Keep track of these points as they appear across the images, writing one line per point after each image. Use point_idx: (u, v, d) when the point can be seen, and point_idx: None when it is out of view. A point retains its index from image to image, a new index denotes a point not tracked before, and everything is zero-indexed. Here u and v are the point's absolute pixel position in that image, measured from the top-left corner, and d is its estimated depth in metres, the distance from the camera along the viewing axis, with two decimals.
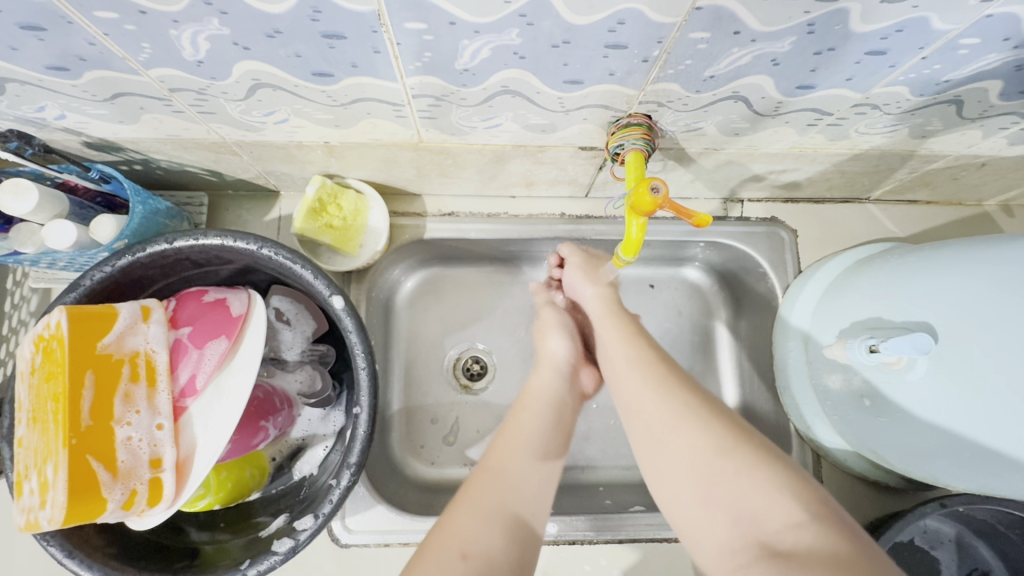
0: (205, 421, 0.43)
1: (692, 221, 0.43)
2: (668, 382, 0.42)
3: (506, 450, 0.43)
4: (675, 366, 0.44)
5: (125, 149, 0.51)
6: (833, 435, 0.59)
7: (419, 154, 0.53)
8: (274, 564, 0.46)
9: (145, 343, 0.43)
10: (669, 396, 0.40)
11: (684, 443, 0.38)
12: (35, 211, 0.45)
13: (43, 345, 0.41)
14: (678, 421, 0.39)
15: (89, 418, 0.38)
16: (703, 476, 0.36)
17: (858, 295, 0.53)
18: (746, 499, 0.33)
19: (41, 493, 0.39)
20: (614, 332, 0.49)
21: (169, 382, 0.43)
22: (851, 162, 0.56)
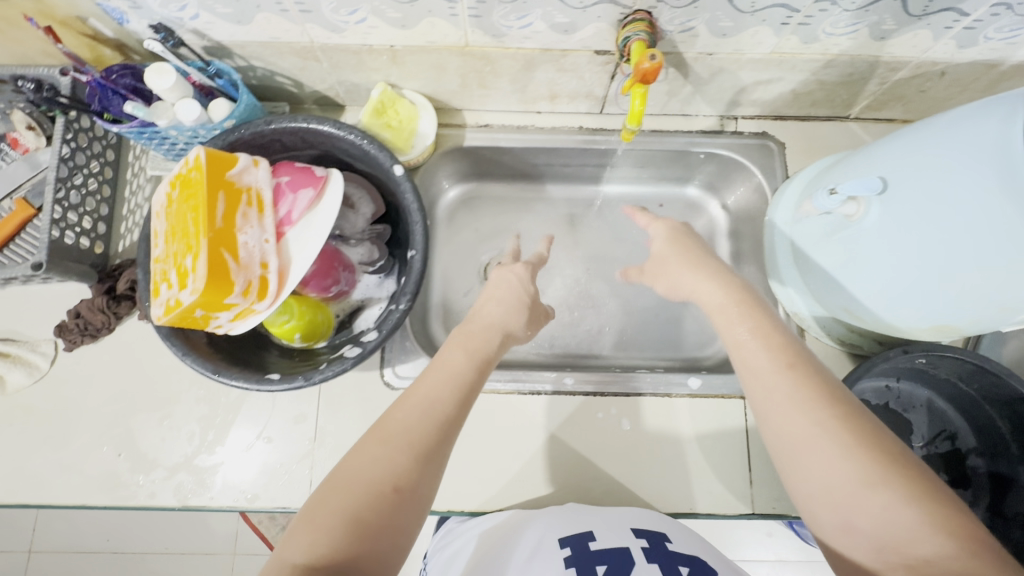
0: (300, 243, 0.55)
1: (654, 65, 0.53)
2: (818, 405, 0.44)
3: (444, 386, 0.51)
4: (832, 388, 0.45)
5: (234, 54, 0.65)
6: (813, 305, 0.68)
7: (465, 59, 0.65)
8: (347, 367, 0.57)
9: (257, 183, 0.55)
10: (820, 410, 0.43)
11: (828, 467, 0.41)
12: (171, 88, 0.59)
13: (183, 176, 0.54)
14: (819, 442, 0.42)
15: (222, 222, 0.51)
16: (845, 495, 0.40)
17: (829, 177, 0.63)
18: (855, 489, 0.40)
19: (181, 280, 0.51)
20: (742, 331, 0.51)
21: (273, 212, 0.55)
22: (826, 70, 0.67)
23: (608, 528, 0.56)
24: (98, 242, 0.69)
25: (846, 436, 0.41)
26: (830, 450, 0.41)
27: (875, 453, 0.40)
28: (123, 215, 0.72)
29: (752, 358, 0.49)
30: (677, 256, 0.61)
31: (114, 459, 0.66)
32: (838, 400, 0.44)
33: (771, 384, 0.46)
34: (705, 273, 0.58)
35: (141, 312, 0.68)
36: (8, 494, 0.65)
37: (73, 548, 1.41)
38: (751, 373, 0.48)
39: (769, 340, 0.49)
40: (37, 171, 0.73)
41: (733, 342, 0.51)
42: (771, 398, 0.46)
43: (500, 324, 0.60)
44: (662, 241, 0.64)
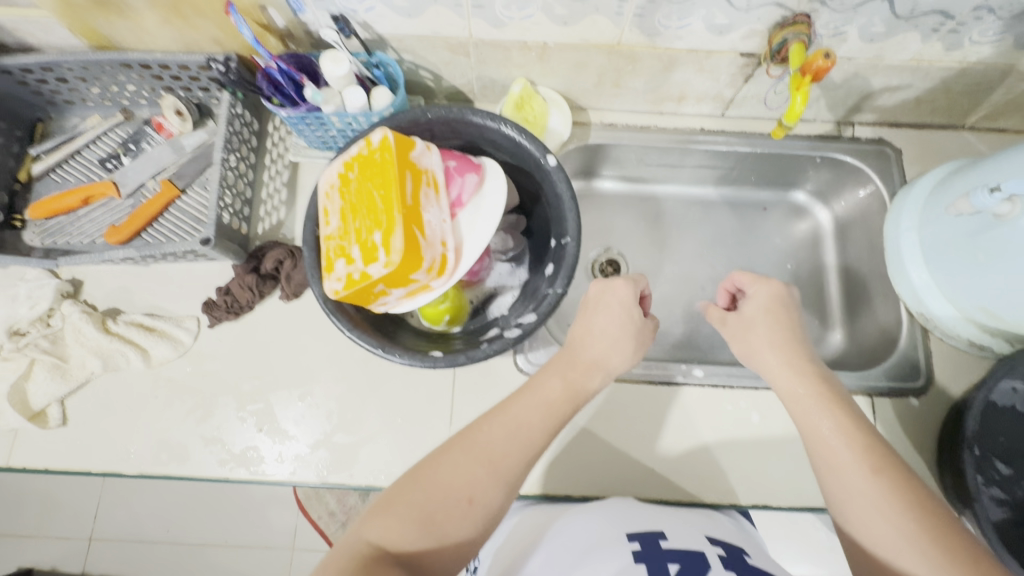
0: (470, 227, 0.60)
1: (823, 60, 0.56)
2: (912, 511, 0.43)
3: (535, 417, 0.52)
4: (926, 497, 0.44)
5: (389, 47, 0.68)
6: (945, 304, 0.69)
7: (610, 58, 0.68)
8: (507, 345, 0.58)
9: (431, 169, 0.57)
10: (911, 512, 0.43)
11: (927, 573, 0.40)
12: (344, 76, 0.62)
13: (364, 157, 0.56)
14: (913, 547, 0.42)
15: (410, 201, 0.54)
16: None
17: (966, 180, 0.64)
18: None
19: (366, 256, 0.53)
20: (824, 421, 0.50)
21: (445, 193, 0.58)
22: (958, 77, 0.69)
23: (686, 532, 0.55)
24: (244, 223, 0.71)
25: (946, 557, 0.40)
26: (925, 561, 0.41)
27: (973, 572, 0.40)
28: (262, 199, 0.74)
29: (836, 453, 0.48)
30: (767, 327, 0.58)
31: (255, 434, 0.67)
32: (929, 511, 0.43)
33: (852, 484, 0.46)
34: (782, 352, 0.56)
35: (284, 292, 0.70)
36: (154, 464, 0.66)
37: (133, 536, 1.33)
38: (828, 461, 0.48)
39: (853, 437, 0.48)
40: (181, 155, 0.76)
41: (806, 420, 0.52)
42: (856, 487, 0.46)
43: (598, 360, 0.57)
44: (757, 307, 0.60)
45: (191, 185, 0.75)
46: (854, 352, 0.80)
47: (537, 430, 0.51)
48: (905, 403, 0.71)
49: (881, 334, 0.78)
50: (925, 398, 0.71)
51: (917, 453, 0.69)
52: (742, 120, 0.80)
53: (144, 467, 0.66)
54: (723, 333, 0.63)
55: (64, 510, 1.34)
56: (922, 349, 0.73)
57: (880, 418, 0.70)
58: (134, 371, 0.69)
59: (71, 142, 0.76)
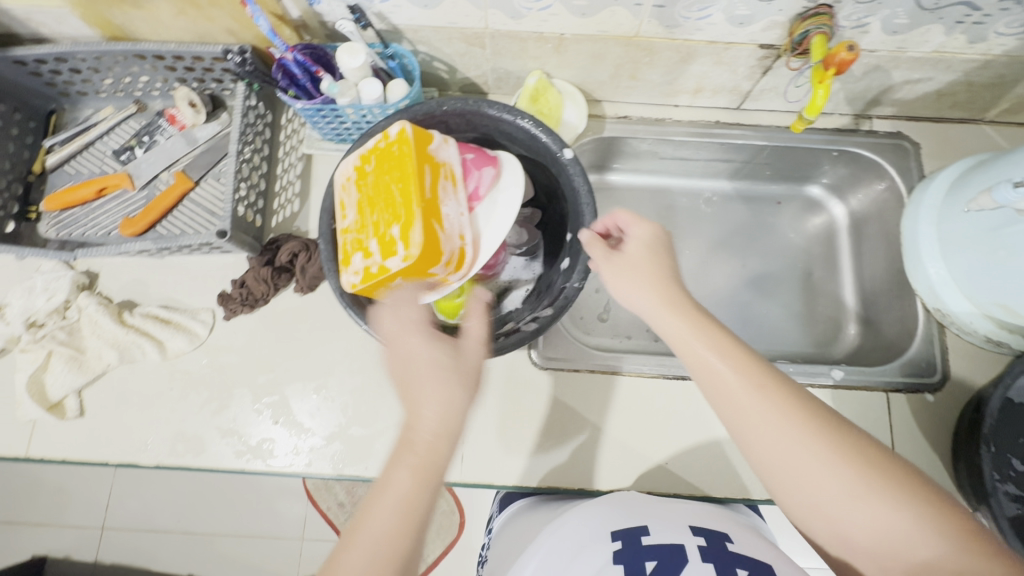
0: (488, 219, 0.60)
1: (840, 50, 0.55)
2: (806, 416, 0.42)
3: (390, 512, 0.40)
4: (807, 397, 0.44)
5: (404, 38, 0.67)
6: (962, 299, 0.68)
7: (627, 50, 0.67)
8: (525, 339, 0.59)
9: (448, 160, 0.57)
10: (809, 418, 0.42)
11: (828, 482, 0.40)
12: (359, 68, 0.61)
13: (381, 150, 0.55)
14: (814, 456, 0.41)
15: (429, 194, 0.54)
16: (843, 507, 0.39)
17: (989, 172, 0.63)
18: (852, 502, 0.39)
19: (384, 250, 0.53)
20: (703, 346, 0.46)
21: (463, 186, 0.58)
22: (980, 70, 0.68)
23: (667, 522, 0.55)
24: (258, 215, 0.71)
25: (840, 456, 0.40)
26: (820, 466, 0.40)
27: (862, 458, 0.40)
28: (276, 191, 0.74)
29: (727, 380, 0.44)
30: (650, 266, 0.53)
31: (271, 426, 0.67)
32: (815, 411, 0.43)
33: (749, 407, 0.43)
34: (662, 291, 0.51)
35: (298, 285, 0.70)
36: (170, 455, 0.67)
37: (145, 526, 1.34)
38: (723, 397, 0.44)
39: (736, 361, 0.45)
40: (194, 147, 0.76)
41: (695, 359, 0.47)
42: (756, 423, 0.43)
43: (439, 410, 0.44)
44: (640, 248, 0.55)
45: (204, 176, 0.75)
46: (868, 347, 0.80)
47: (395, 531, 0.39)
48: (921, 398, 0.70)
49: (896, 329, 0.77)
50: (941, 394, 0.71)
51: (931, 448, 0.69)
52: (759, 112, 0.79)
53: (161, 459, 0.66)
54: (602, 265, 0.56)
55: (77, 500, 1.35)
56: (938, 346, 0.72)
57: (896, 414, 0.70)
58: (149, 363, 0.69)
59: (85, 134, 0.76)
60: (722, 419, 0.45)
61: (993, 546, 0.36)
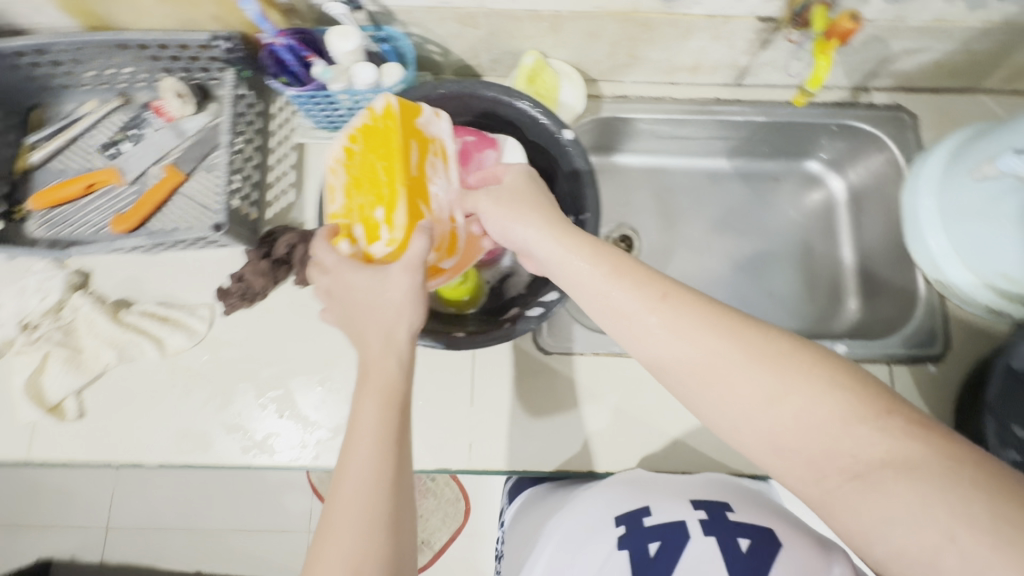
0: None
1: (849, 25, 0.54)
2: (714, 322, 0.40)
3: (364, 443, 0.42)
4: (713, 303, 0.42)
5: (397, 20, 0.65)
6: (962, 270, 0.68)
7: (624, 26, 0.66)
8: (532, 324, 0.59)
9: (438, 134, 0.56)
10: (718, 323, 0.40)
11: (745, 387, 0.38)
12: (354, 52, 0.60)
13: (367, 125, 0.54)
14: (725, 363, 0.39)
15: (415, 172, 0.53)
16: (767, 414, 0.37)
17: (992, 141, 0.63)
18: (767, 404, 0.37)
19: (369, 232, 0.52)
20: (600, 270, 0.46)
21: (455, 164, 0.58)
22: (979, 38, 0.67)
23: (666, 498, 0.56)
24: (253, 208, 0.69)
25: (751, 355, 0.38)
26: (732, 372, 0.38)
27: (773, 353, 0.38)
28: (270, 182, 0.73)
29: (629, 300, 0.44)
30: (529, 198, 0.53)
31: (277, 420, 0.67)
32: (721, 317, 0.41)
33: (657, 331, 0.42)
34: (549, 223, 0.51)
35: (298, 277, 0.69)
36: (176, 454, 0.66)
37: (150, 524, 1.34)
38: (628, 321, 0.43)
39: (632, 278, 0.45)
40: (184, 139, 0.74)
41: (591, 288, 0.46)
42: (664, 341, 0.41)
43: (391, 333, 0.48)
44: (511, 184, 0.55)
45: (196, 169, 0.73)
46: (869, 320, 0.80)
47: (369, 459, 0.42)
48: (923, 369, 0.71)
49: (898, 302, 0.78)
50: (942, 364, 0.71)
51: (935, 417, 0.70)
52: (757, 88, 0.78)
53: (166, 457, 0.66)
54: (450, 207, 0.56)
55: (80, 501, 1.35)
56: (939, 318, 0.73)
57: (901, 386, 0.70)
58: (149, 361, 0.68)
59: (70, 128, 0.74)
60: (627, 345, 0.44)
61: (907, 419, 0.34)
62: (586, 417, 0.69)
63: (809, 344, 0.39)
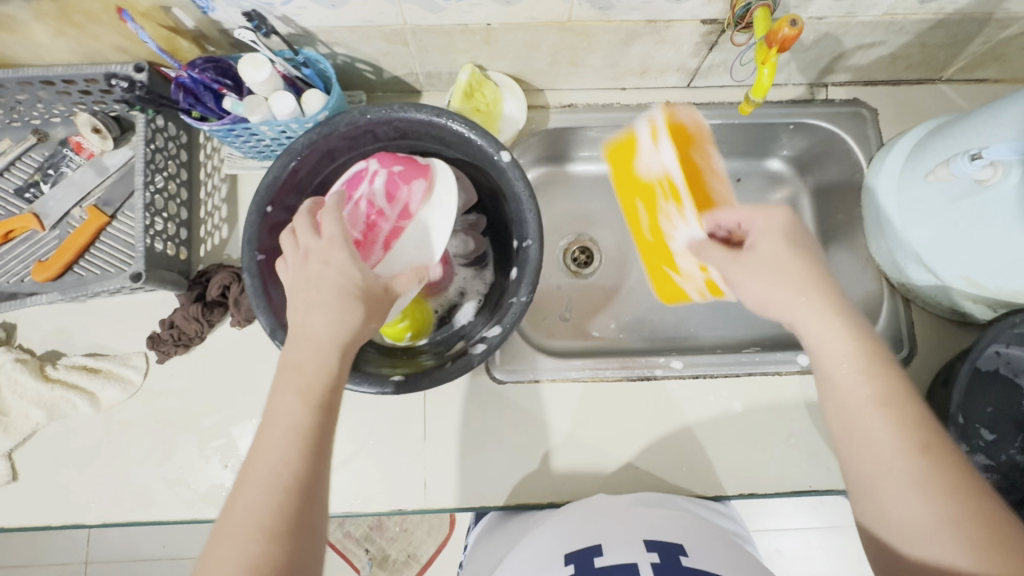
0: (428, 227, 0.58)
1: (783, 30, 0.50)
2: (910, 447, 0.41)
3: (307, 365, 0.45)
4: (932, 436, 0.42)
5: (318, 41, 0.61)
6: (924, 273, 0.66)
7: (562, 36, 0.62)
8: (473, 361, 0.55)
9: (659, 164, 0.66)
10: (915, 454, 0.41)
11: (895, 505, 0.40)
12: (266, 81, 0.56)
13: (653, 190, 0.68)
14: (894, 483, 0.41)
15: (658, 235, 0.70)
16: (904, 536, 0.40)
17: (948, 140, 0.61)
18: (918, 530, 0.39)
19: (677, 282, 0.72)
20: (855, 371, 0.45)
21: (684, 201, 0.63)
22: (934, 30, 0.64)
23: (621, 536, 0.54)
24: (182, 248, 0.66)
25: (925, 486, 0.40)
26: (896, 491, 0.41)
27: (945, 494, 0.39)
28: (201, 218, 0.69)
29: (839, 397, 0.45)
30: (795, 265, 0.50)
31: (220, 471, 0.64)
32: (935, 449, 0.41)
33: (853, 428, 0.44)
34: (835, 308, 0.47)
35: (234, 318, 0.66)
36: (117, 511, 0.63)
37: (127, 556, 1.31)
38: (837, 412, 0.45)
39: (878, 393, 0.44)
40: (105, 176, 0.69)
41: (829, 376, 0.46)
42: (850, 433, 0.44)
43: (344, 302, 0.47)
44: (773, 240, 0.51)
45: (122, 208, 0.69)
46: None
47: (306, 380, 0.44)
48: None
49: (863, 305, 0.75)
50: (907, 369, 0.70)
51: None
52: (710, 89, 0.75)
53: (106, 517, 0.63)
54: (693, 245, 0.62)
55: (55, 537, 1.31)
56: (903, 321, 0.71)
57: None
58: (82, 416, 0.64)
59: None
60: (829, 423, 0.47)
61: None
62: (544, 445, 0.67)
63: (990, 500, 0.39)
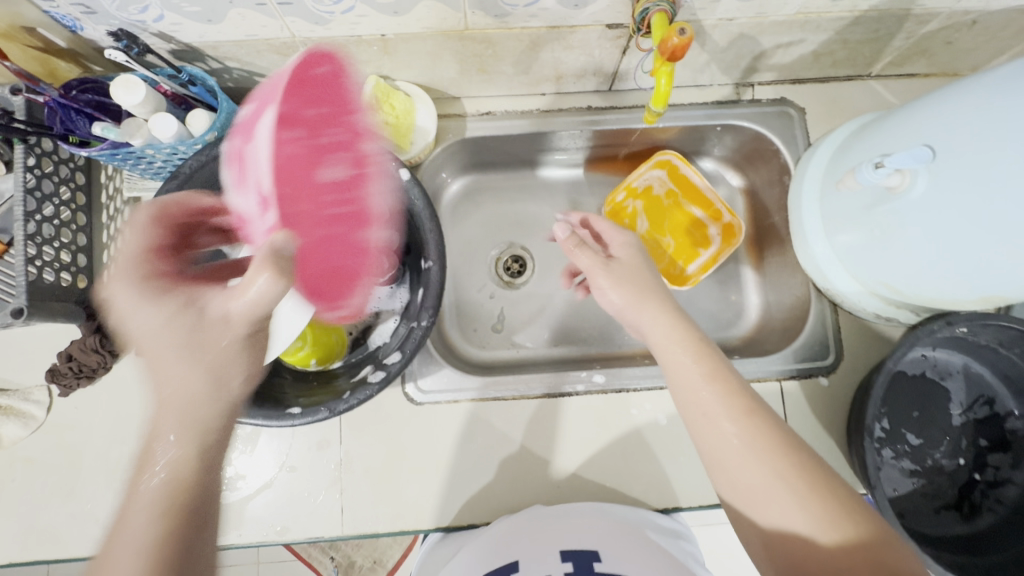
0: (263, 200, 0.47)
1: (674, 45, 0.49)
2: (758, 431, 0.47)
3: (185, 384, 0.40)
4: (764, 416, 0.49)
5: (205, 56, 0.58)
6: (848, 279, 0.65)
7: (464, 44, 0.60)
8: (370, 393, 0.54)
9: (645, 181, 0.79)
10: (759, 432, 0.47)
11: (769, 481, 0.45)
12: (142, 103, 0.53)
13: (650, 200, 0.80)
14: (767, 465, 0.46)
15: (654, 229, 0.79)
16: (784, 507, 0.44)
17: (866, 143, 0.59)
18: (793, 495, 0.44)
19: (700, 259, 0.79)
20: (695, 366, 0.52)
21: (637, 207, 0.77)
22: (852, 27, 0.62)
23: (537, 547, 0.54)
24: (81, 275, 0.63)
25: (780, 458, 0.46)
26: (769, 472, 0.45)
27: (791, 456, 0.46)
28: (103, 243, 0.66)
29: (701, 395, 0.50)
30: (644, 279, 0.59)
31: None
32: (770, 429, 0.48)
33: (720, 429, 0.48)
34: (673, 320, 0.56)
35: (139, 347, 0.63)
36: (21, 552, 0.61)
37: None
38: (697, 411, 0.50)
39: (721, 385, 0.50)
40: None
41: (684, 383, 0.52)
42: (714, 435, 0.49)
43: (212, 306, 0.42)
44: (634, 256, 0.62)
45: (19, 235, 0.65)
46: (767, 329, 0.77)
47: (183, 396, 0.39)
48: (815, 383, 0.68)
49: (794, 310, 0.74)
50: (834, 376, 0.68)
51: (828, 431, 0.67)
52: (633, 91, 0.73)
53: (9, 557, 0.61)
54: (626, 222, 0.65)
55: None
56: (831, 326, 0.70)
57: (791, 402, 0.68)
58: None
59: None
60: (696, 434, 0.50)
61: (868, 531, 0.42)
62: (464, 465, 0.65)
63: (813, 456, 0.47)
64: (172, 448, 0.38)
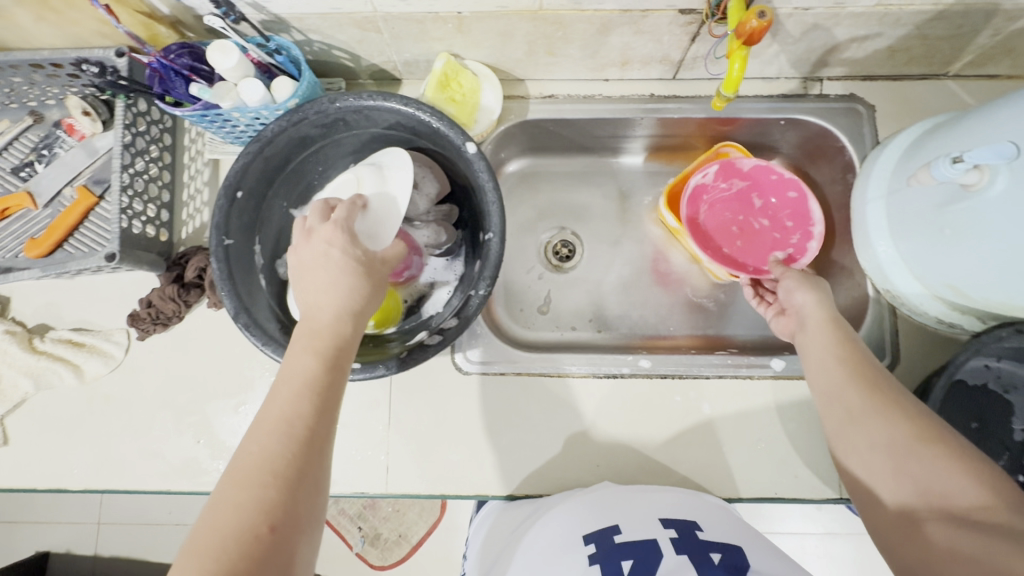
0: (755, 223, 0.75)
1: (754, 32, 0.51)
2: (894, 412, 0.47)
3: (293, 383, 0.42)
4: (900, 397, 0.48)
5: (291, 27, 0.61)
6: (911, 280, 0.63)
7: (535, 25, 0.61)
8: (429, 353, 0.56)
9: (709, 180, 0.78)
10: (892, 412, 0.47)
11: (894, 442, 0.46)
12: (234, 68, 0.56)
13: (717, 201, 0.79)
14: (900, 444, 0.45)
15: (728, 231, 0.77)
16: (903, 474, 0.44)
17: (943, 139, 0.57)
18: (914, 455, 0.44)
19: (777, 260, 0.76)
20: (832, 348, 0.52)
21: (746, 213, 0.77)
22: (933, 22, 0.60)
23: (637, 511, 0.56)
24: (162, 230, 0.67)
25: (917, 439, 0.45)
26: (891, 441, 0.46)
27: (925, 439, 0.45)
28: (183, 201, 0.71)
29: (829, 372, 0.51)
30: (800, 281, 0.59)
31: (193, 446, 0.66)
32: (905, 412, 0.47)
33: (847, 413, 0.49)
34: (820, 314, 0.55)
35: (211, 299, 0.67)
36: (96, 479, 0.66)
37: None
38: (826, 396, 0.51)
39: (852, 370, 0.51)
40: (95, 158, 0.69)
41: (815, 366, 0.53)
42: (839, 417, 0.50)
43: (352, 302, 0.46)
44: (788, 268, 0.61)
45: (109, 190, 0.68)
46: None
47: (298, 385, 0.42)
48: None
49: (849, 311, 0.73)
50: None
51: None
52: (696, 82, 0.73)
53: (84, 483, 0.66)
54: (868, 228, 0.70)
55: None
56: (888, 327, 0.69)
57: None
58: (67, 388, 0.68)
59: None
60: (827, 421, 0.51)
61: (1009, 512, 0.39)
62: (506, 437, 0.67)
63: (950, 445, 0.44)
64: (273, 438, 0.39)
